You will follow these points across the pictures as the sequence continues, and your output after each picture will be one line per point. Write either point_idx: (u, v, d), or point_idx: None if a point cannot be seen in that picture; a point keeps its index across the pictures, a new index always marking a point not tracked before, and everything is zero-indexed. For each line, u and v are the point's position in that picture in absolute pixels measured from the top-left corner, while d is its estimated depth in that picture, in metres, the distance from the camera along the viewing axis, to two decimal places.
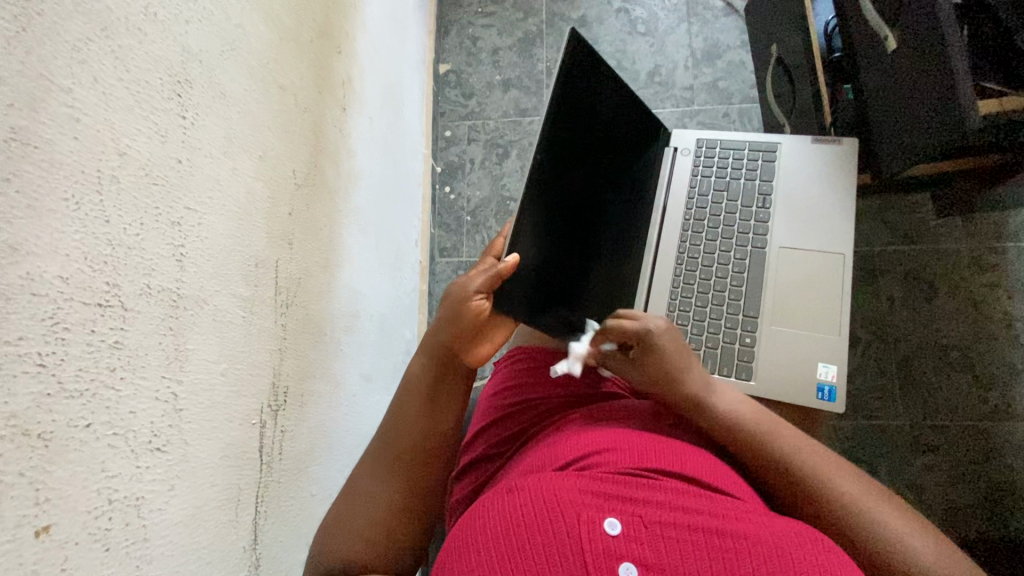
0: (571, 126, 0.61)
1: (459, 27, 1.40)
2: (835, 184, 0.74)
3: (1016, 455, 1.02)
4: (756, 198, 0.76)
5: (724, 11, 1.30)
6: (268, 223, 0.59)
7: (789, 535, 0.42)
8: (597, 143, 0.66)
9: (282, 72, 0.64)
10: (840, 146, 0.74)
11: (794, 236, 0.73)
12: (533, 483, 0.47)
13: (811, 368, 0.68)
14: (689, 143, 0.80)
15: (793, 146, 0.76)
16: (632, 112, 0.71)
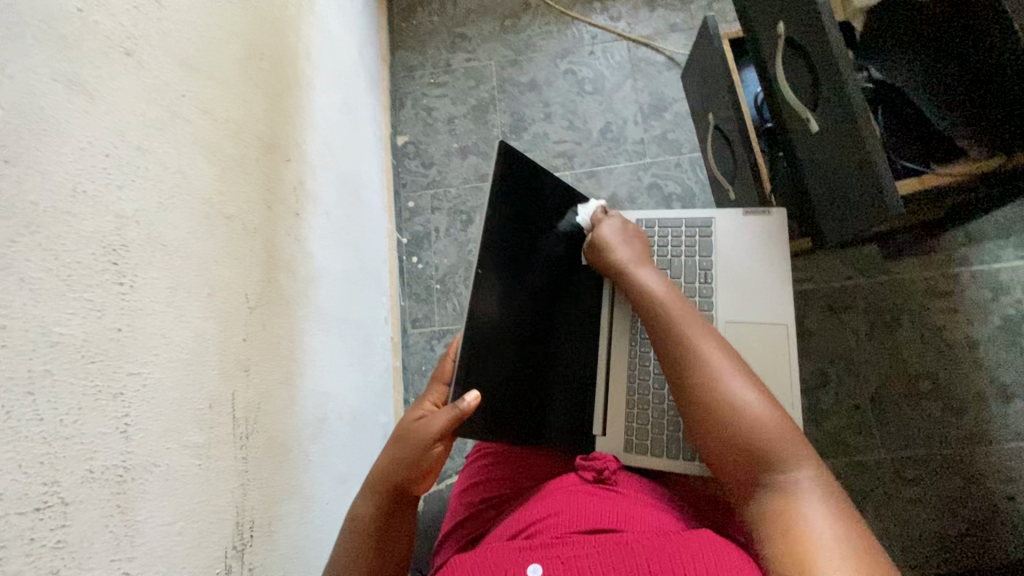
0: (505, 236, 0.68)
1: (414, 98, 1.43)
2: (767, 255, 0.79)
3: (996, 478, 1.04)
4: (699, 273, 0.80)
5: (666, 66, 1.36)
6: (220, 357, 0.59)
7: (676, 546, 0.49)
8: (537, 242, 0.73)
9: (227, 201, 0.64)
10: (769, 219, 0.80)
11: (738, 310, 0.78)
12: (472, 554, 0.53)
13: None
14: (630, 223, 0.86)
15: (726, 221, 0.82)
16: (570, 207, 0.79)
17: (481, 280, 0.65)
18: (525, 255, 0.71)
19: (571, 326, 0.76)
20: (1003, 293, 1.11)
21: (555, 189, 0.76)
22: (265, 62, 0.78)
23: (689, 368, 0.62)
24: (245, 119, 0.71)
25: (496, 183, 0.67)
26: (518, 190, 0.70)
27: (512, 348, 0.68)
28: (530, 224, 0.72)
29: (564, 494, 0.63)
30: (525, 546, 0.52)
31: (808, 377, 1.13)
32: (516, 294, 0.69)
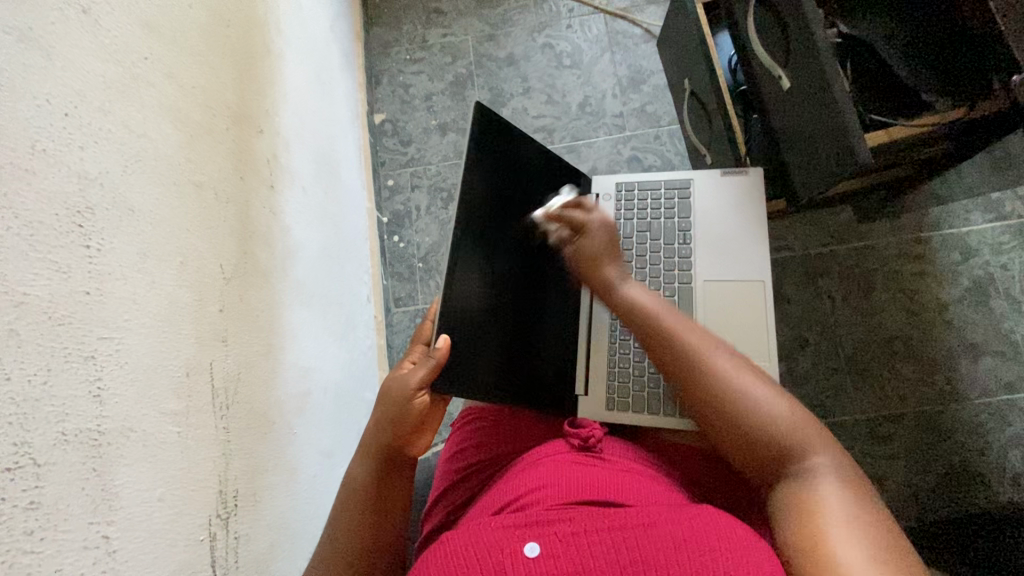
0: (485, 204, 0.68)
1: (390, 76, 1.41)
2: (746, 215, 0.80)
3: (967, 433, 1.07)
4: (678, 235, 0.82)
5: (643, 38, 1.35)
6: (197, 326, 0.58)
7: (679, 521, 0.50)
8: (517, 209, 0.73)
9: (197, 168, 0.63)
10: (748, 177, 0.80)
11: (714, 269, 0.79)
12: (465, 528, 0.52)
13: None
14: (610, 188, 0.87)
15: (705, 181, 0.83)
16: (547, 172, 0.79)
17: (460, 242, 0.65)
18: (502, 219, 0.71)
19: (553, 293, 0.76)
20: (973, 255, 1.14)
21: (532, 153, 0.76)
22: (233, 31, 0.76)
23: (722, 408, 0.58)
24: (212, 86, 0.69)
25: (474, 144, 0.67)
26: (494, 153, 0.70)
27: (495, 314, 0.68)
28: (510, 188, 0.72)
29: (560, 468, 0.63)
30: (521, 523, 0.52)
31: (786, 342, 1.16)
32: (497, 258, 0.69)
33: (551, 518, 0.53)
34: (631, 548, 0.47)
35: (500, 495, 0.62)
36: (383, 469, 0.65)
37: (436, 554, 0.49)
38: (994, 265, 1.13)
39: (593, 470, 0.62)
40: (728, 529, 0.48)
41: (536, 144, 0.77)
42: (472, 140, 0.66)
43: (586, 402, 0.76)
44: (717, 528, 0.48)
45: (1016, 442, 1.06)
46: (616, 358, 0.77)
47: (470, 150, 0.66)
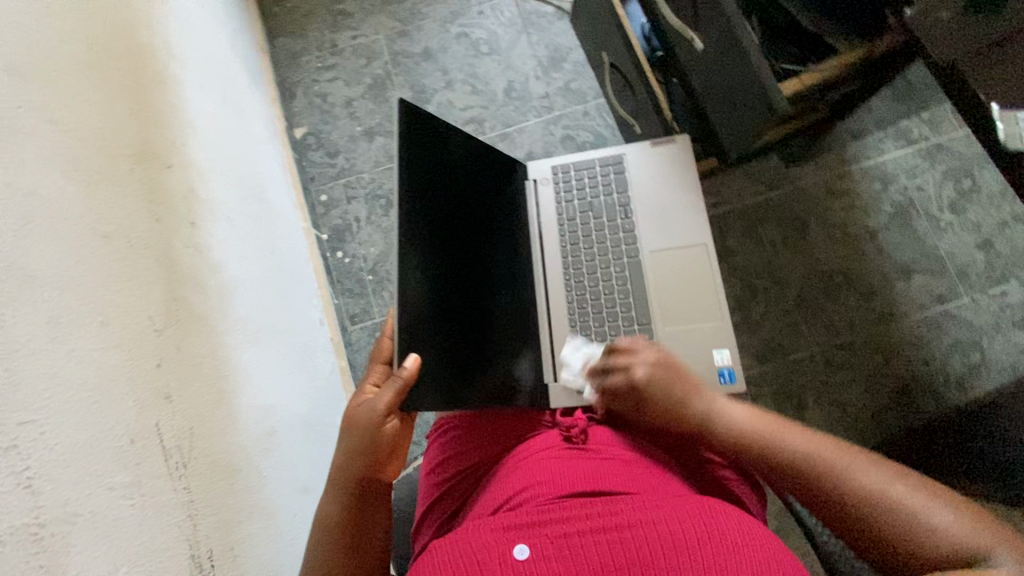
0: (424, 206, 0.65)
1: (304, 87, 1.35)
2: (679, 181, 0.81)
3: (912, 348, 1.15)
4: (619, 210, 0.82)
5: (557, 15, 1.34)
6: (135, 386, 0.54)
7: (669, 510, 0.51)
8: (459, 206, 0.71)
9: (103, 217, 0.58)
10: (675, 144, 0.82)
11: (657, 238, 0.80)
12: (461, 532, 0.53)
13: (708, 357, 0.74)
14: (546, 172, 0.86)
15: (636, 155, 0.84)
16: (482, 163, 0.77)
17: (407, 253, 0.62)
18: (444, 218, 0.68)
19: (509, 285, 0.75)
20: (892, 182, 1.21)
21: (465, 147, 0.74)
22: (118, 63, 0.70)
23: (787, 466, 0.58)
24: (106, 125, 0.63)
25: (402, 144, 0.64)
26: (424, 152, 0.67)
27: (453, 316, 0.66)
28: (445, 186, 0.70)
29: (544, 465, 0.63)
30: (515, 522, 0.53)
31: (737, 293, 1.20)
32: (446, 261, 0.67)
33: (542, 519, 0.53)
34: (622, 539, 0.48)
35: (488, 506, 0.62)
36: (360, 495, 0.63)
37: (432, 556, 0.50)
38: (912, 189, 1.20)
39: (579, 458, 0.63)
40: (714, 512, 0.51)
41: (469, 138, 0.74)
42: (401, 147, 0.64)
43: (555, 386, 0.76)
44: (705, 513, 0.50)
45: (955, 348, 1.14)
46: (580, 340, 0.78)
47: (399, 151, 0.63)
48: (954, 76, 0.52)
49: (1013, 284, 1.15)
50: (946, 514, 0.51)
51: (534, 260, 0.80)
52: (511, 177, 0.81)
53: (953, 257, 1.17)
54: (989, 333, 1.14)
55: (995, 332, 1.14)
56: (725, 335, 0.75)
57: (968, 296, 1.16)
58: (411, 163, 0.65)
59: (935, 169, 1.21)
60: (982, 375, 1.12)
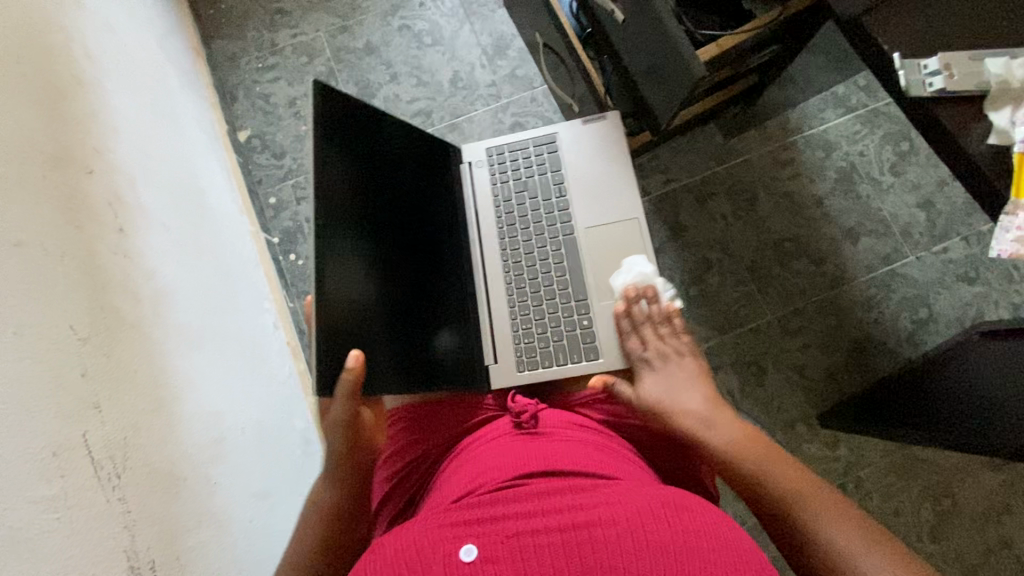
0: (354, 195, 0.65)
1: (245, 89, 1.32)
2: (611, 157, 0.82)
3: (863, 309, 1.18)
4: (553, 189, 0.82)
5: (498, 3, 1.34)
6: (56, 397, 0.52)
7: (626, 503, 0.50)
8: (393, 194, 0.70)
9: (13, 225, 0.55)
10: (608, 121, 0.82)
11: (592, 215, 0.80)
12: (411, 529, 0.51)
13: (644, 329, 0.76)
14: (481, 155, 0.85)
15: (568, 132, 0.84)
16: (417, 149, 0.76)
17: (334, 240, 0.61)
18: (373, 204, 0.67)
19: (450, 271, 0.75)
20: (834, 149, 1.24)
21: (395, 133, 0.73)
22: (24, 65, 0.67)
23: (754, 481, 0.58)
24: (13, 129, 0.60)
25: (326, 134, 0.63)
26: (346, 137, 0.65)
27: (391, 304, 0.66)
28: (377, 174, 0.69)
29: (496, 457, 0.62)
30: (468, 518, 0.51)
31: (692, 267, 1.22)
32: (380, 247, 0.66)
33: (492, 514, 0.52)
34: (576, 533, 0.47)
35: (437, 498, 0.61)
36: (338, 478, 0.63)
37: (381, 552, 0.48)
38: (852, 154, 1.24)
39: (538, 449, 0.62)
40: (672, 505, 0.50)
41: (396, 121, 0.74)
42: (319, 132, 0.62)
43: (496, 369, 0.77)
44: (663, 506, 0.50)
45: (903, 305, 1.18)
46: (518, 320, 0.79)
47: (321, 140, 0.62)
48: (857, 30, 0.53)
49: (953, 240, 1.19)
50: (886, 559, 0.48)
51: (472, 243, 0.81)
52: (445, 160, 0.81)
53: (896, 218, 1.21)
54: (934, 289, 1.18)
55: (940, 287, 1.18)
56: (660, 305, 0.76)
57: (913, 254, 1.19)
58: (337, 151, 0.64)
59: (874, 133, 1.24)
60: (930, 329, 1.16)
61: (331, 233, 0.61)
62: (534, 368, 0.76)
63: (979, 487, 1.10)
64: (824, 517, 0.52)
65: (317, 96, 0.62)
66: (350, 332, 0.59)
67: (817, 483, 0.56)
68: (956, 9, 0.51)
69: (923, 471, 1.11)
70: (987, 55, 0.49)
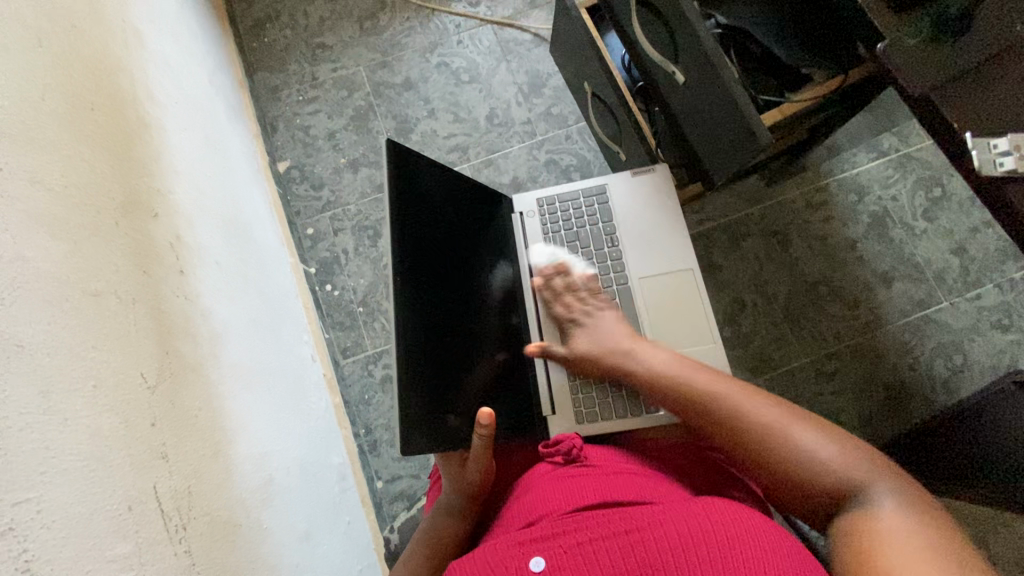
0: (420, 243, 0.66)
1: (286, 120, 1.35)
2: (662, 208, 0.83)
3: (897, 353, 1.18)
4: (605, 239, 0.83)
5: (534, 42, 1.37)
6: (130, 449, 0.52)
7: (683, 511, 0.51)
8: (451, 242, 0.72)
9: (93, 276, 0.56)
10: (656, 174, 0.84)
11: (645, 266, 0.81)
12: (475, 552, 0.53)
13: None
14: (531, 205, 0.87)
15: (618, 184, 0.85)
16: (471, 198, 0.78)
17: (405, 289, 0.62)
18: (435, 251, 0.68)
19: (499, 318, 0.76)
20: (866, 193, 1.25)
21: (454, 184, 0.75)
22: (99, 112, 0.69)
23: (712, 421, 0.62)
24: (92, 178, 0.62)
25: (395, 184, 0.65)
26: (412, 188, 0.67)
27: (452, 351, 0.66)
28: (436, 222, 0.70)
29: (551, 487, 0.63)
30: (529, 538, 0.53)
31: (726, 308, 1.22)
32: (440, 295, 0.67)
33: (556, 531, 0.53)
34: (636, 541, 0.48)
35: (501, 529, 0.62)
36: (451, 506, 0.67)
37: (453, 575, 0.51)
38: (885, 199, 1.25)
39: (589, 473, 0.63)
40: (730, 511, 0.50)
41: (456, 173, 0.76)
42: (393, 187, 0.64)
43: (554, 421, 0.76)
44: (722, 511, 0.50)
45: (937, 352, 1.17)
46: (576, 371, 0.78)
47: (390, 192, 0.64)
48: (926, 109, 0.54)
49: (987, 287, 1.19)
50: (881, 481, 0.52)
51: (526, 290, 0.82)
52: (498, 210, 0.83)
53: (930, 263, 1.21)
54: (968, 336, 1.17)
55: (974, 334, 1.17)
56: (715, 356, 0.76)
57: (947, 300, 1.19)
58: (403, 202, 0.65)
59: (906, 178, 1.25)
60: (965, 377, 1.16)
61: (401, 282, 0.62)
62: (593, 421, 0.75)
63: (1017, 541, 1.08)
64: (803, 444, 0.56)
65: (388, 149, 0.65)
66: (415, 385, 0.59)
67: (785, 411, 0.60)
68: None
69: (959, 524, 1.10)
70: None
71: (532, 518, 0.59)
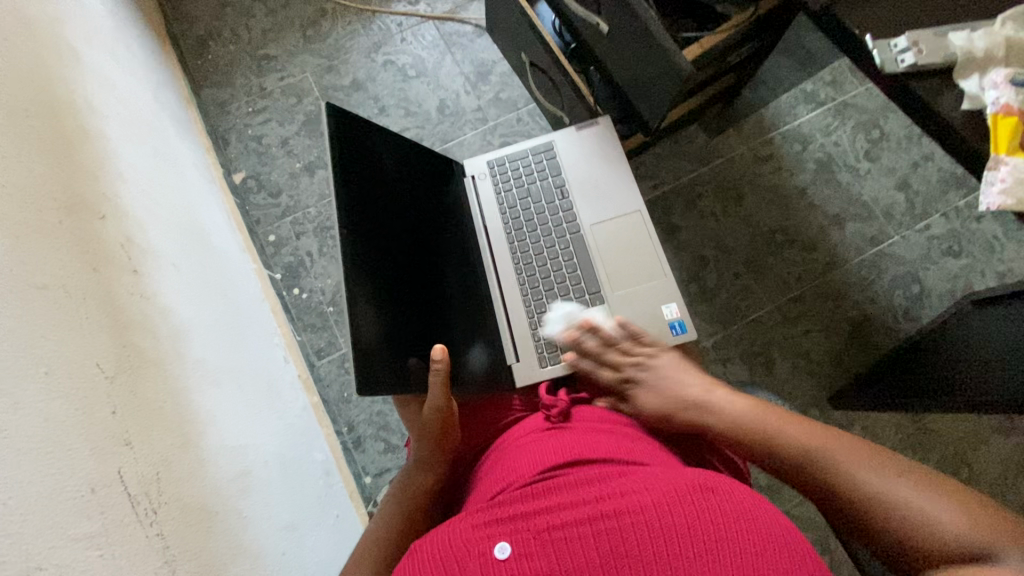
0: (367, 201, 0.66)
1: (238, 132, 1.35)
2: (607, 157, 0.87)
3: (858, 290, 1.22)
4: (556, 193, 0.87)
5: (476, 32, 1.39)
6: (91, 434, 0.52)
7: (668, 493, 0.50)
8: (404, 203, 0.73)
9: (38, 269, 0.56)
10: (599, 124, 0.87)
11: (596, 214, 0.85)
12: (448, 529, 0.53)
13: (659, 313, 0.79)
14: (482, 168, 0.91)
15: (563, 139, 0.89)
16: (419, 162, 0.79)
17: (354, 243, 0.62)
18: (386, 211, 0.69)
19: (456, 274, 0.77)
20: (810, 142, 1.30)
21: (401, 149, 0.76)
22: (35, 119, 0.68)
23: (776, 456, 0.59)
24: (30, 177, 0.61)
25: (336, 145, 0.65)
26: (355, 149, 0.67)
27: (412, 305, 0.67)
28: (386, 183, 0.71)
29: (526, 450, 0.63)
30: (505, 515, 0.53)
31: (690, 265, 1.25)
32: (393, 252, 0.67)
33: (534, 509, 0.53)
34: (613, 531, 0.48)
35: (477, 493, 0.63)
36: (418, 459, 0.68)
37: (426, 547, 0.51)
38: (828, 145, 1.29)
39: (569, 438, 0.63)
40: (718, 497, 0.49)
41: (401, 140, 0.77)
42: (335, 149, 0.64)
43: (519, 368, 0.79)
44: (708, 498, 0.49)
45: (895, 283, 1.21)
46: (536, 319, 0.82)
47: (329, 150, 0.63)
48: (831, 20, 0.57)
49: (934, 217, 1.24)
50: (949, 514, 0.47)
51: (482, 250, 0.85)
52: (448, 175, 0.85)
53: (877, 201, 1.26)
54: (922, 265, 1.22)
55: (928, 263, 1.22)
56: (668, 290, 0.80)
57: (897, 234, 1.24)
58: (344, 161, 0.65)
59: (845, 124, 1.30)
60: (924, 304, 1.20)
61: (350, 239, 0.61)
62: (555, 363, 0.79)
63: (992, 455, 1.12)
64: (867, 484, 0.52)
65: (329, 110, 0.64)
66: (378, 341, 0.60)
67: (845, 445, 0.56)
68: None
69: (937, 447, 1.13)
70: (950, 31, 0.53)
71: (510, 484, 0.59)
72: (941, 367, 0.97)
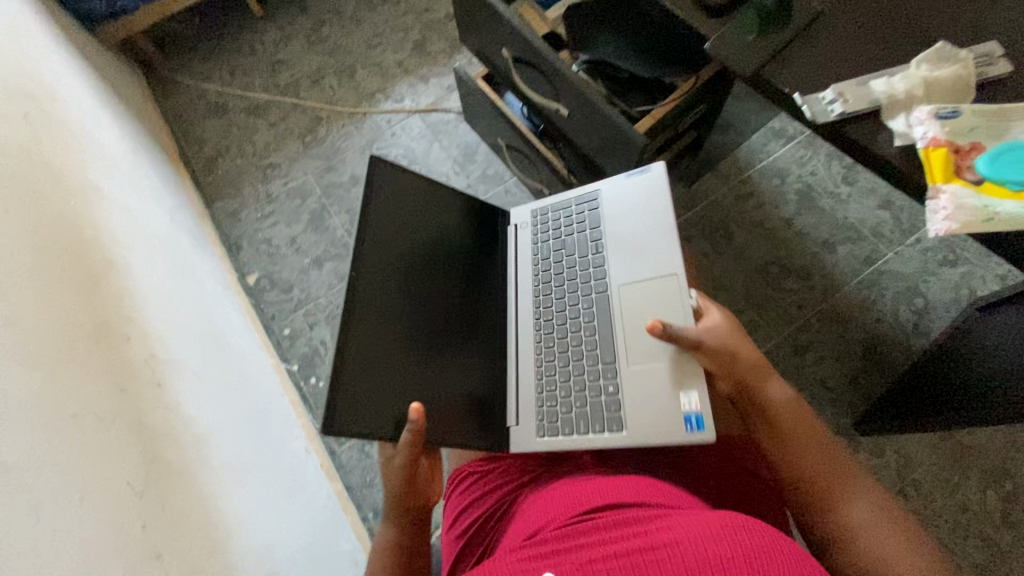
0: (395, 260, 0.70)
1: (249, 237, 1.45)
2: (654, 209, 0.79)
3: (863, 311, 1.22)
4: (590, 245, 0.84)
5: (458, 119, 1.51)
6: (122, 551, 0.54)
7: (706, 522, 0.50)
8: (437, 262, 0.76)
9: (71, 398, 0.61)
10: (649, 175, 0.81)
11: (626, 272, 0.79)
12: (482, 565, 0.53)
13: (676, 399, 0.67)
14: (524, 217, 0.93)
15: (607, 188, 0.86)
16: (467, 215, 0.84)
17: (366, 301, 0.65)
18: (414, 273, 0.72)
19: (479, 331, 0.78)
20: (787, 175, 1.35)
21: (449, 202, 0.82)
22: (64, 260, 0.76)
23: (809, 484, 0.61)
24: (62, 314, 0.68)
25: (376, 209, 0.70)
26: (395, 209, 0.73)
27: (420, 372, 0.67)
28: (418, 245, 0.74)
29: (556, 496, 0.65)
30: (541, 552, 0.53)
31: None
32: (410, 316, 0.69)
33: (568, 546, 0.53)
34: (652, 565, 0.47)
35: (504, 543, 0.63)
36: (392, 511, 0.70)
37: None
38: (805, 175, 1.34)
39: (600, 483, 0.64)
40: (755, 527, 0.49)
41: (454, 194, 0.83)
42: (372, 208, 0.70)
43: (516, 433, 0.76)
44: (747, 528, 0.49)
45: (899, 299, 1.22)
46: (545, 386, 0.78)
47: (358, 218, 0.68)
48: (762, 83, 0.63)
49: (923, 230, 1.26)
50: None
51: (510, 296, 0.87)
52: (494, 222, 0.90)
53: (864, 222, 1.29)
54: (922, 278, 1.22)
55: (927, 275, 1.22)
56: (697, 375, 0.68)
57: (891, 250, 1.25)
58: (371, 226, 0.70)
59: (818, 154, 1.36)
60: (933, 317, 1.20)
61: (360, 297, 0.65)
62: (552, 435, 0.74)
63: None
64: (874, 543, 0.56)
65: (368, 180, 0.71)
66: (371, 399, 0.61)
67: (879, 507, 0.59)
68: (833, 52, 0.62)
69: (976, 462, 1.09)
70: (871, 79, 0.59)
71: (543, 529, 0.59)
72: (974, 374, 0.95)
